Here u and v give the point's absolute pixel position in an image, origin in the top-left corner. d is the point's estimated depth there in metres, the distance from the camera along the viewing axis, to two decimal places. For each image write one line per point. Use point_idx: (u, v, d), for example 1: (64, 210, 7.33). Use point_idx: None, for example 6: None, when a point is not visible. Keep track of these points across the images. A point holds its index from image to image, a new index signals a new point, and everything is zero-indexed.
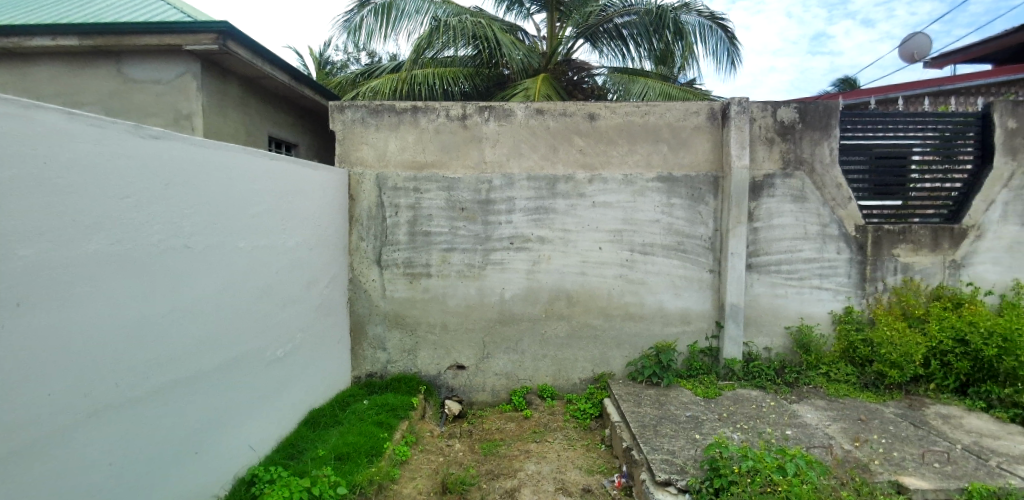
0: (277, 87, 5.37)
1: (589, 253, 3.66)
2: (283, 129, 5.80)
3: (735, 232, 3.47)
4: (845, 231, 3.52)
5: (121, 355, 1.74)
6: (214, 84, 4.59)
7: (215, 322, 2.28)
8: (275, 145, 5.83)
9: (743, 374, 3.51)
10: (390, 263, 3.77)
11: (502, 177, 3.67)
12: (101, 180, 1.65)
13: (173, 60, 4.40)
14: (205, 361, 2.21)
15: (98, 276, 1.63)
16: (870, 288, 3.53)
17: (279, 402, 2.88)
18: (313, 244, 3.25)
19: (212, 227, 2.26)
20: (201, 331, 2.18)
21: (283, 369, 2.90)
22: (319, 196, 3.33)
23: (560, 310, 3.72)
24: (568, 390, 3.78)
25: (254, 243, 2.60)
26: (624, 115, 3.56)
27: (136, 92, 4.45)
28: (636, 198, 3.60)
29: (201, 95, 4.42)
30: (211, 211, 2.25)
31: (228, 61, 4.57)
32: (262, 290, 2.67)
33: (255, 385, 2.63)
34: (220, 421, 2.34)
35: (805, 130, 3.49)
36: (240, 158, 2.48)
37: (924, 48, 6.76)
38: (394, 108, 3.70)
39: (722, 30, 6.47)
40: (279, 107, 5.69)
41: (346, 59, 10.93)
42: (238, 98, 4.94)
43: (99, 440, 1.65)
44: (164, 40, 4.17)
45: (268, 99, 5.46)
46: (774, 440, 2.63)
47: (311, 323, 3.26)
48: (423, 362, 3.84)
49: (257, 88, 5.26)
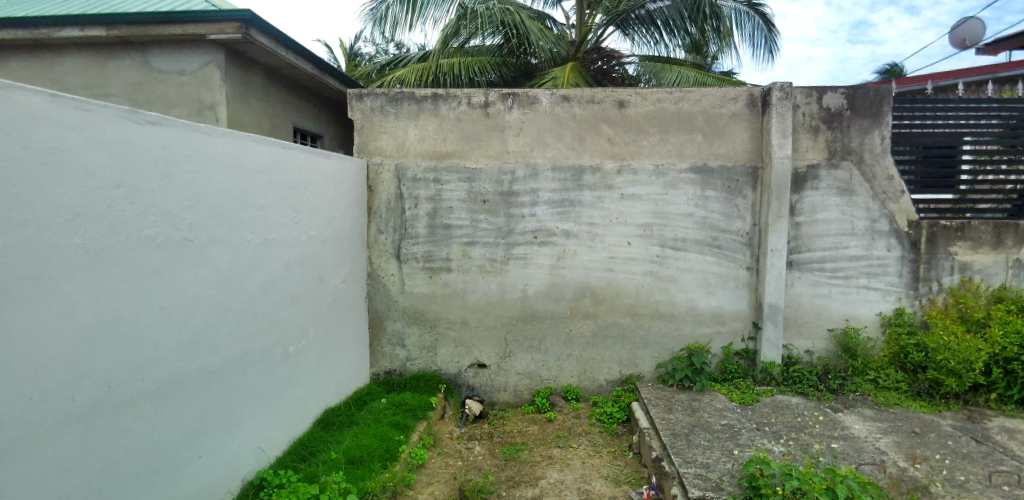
0: (301, 77, 5.29)
1: (617, 248, 3.47)
2: (307, 121, 5.75)
3: (774, 228, 3.24)
4: (896, 227, 3.25)
5: (117, 352, 1.66)
6: (238, 74, 4.54)
7: (219, 318, 2.20)
8: (300, 137, 5.78)
9: (782, 379, 3.28)
10: (408, 257, 3.65)
11: (526, 168, 3.51)
12: (89, 170, 1.54)
13: (196, 50, 4.36)
14: (208, 359, 2.13)
15: (83, 268, 1.53)
16: (923, 288, 3.26)
17: (289, 400, 2.79)
18: (325, 237, 3.15)
19: (214, 219, 2.16)
20: (203, 327, 2.09)
21: (292, 368, 2.81)
22: (332, 187, 3.22)
23: (586, 308, 3.54)
24: (593, 392, 3.61)
25: (260, 236, 2.50)
26: (655, 101, 3.36)
27: (161, 84, 4.43)
28: (668, 190, 3.40)
29: (223, 86, 4.36)
30: (212, 202, 2.15)
31: (251, 51, 4.50)
32: (268, 284, 2.58)
33: (262, 383, 2.54)
34: (224, 421, 2.25)
35: (853, 117, 3.23)
36: (247, 146, 2.38)
37: (978, 33, 6.34)
38: (414, 96, 3.57)
39: (758, 16, 6.17)
40: (303, 98, 5.63)
41: (375, 51, 10.95)
42: (261, 89, 4.88)
43: (95, 441, 1.58)
44: (186, 30, 4.12)
45: (292, 90, 5.40)
46: (823, 459, 2.38)
47: (325, 318, 3.16)
48: (443, 360, 3.71)
49: (281, 79, 5.19)
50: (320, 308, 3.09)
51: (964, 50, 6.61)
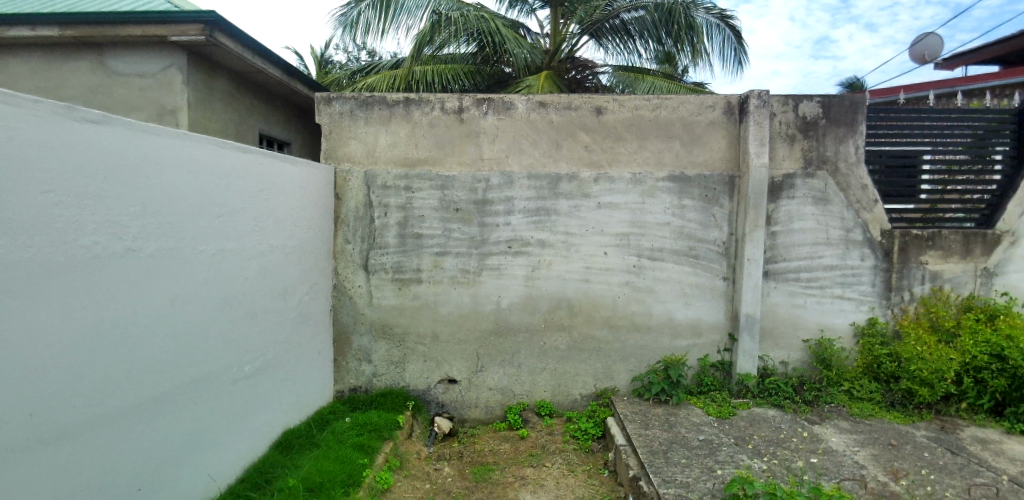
0: (269, 82, 5.06)
1: (593, 258, 3.39)
2: (275, 127, 5.49)
3: (752, 237, 3.20)
4: (870, 236, 3.25)
5: (102, 364, 1.70)
6: (202, 77, 4.30)
7: (196, 329, 2.20)
8: (266, 143, 5.52)
9: (758, 390, 3.24)
10: (377, 268, 3.50)
11: (500, 176, 3.39)
12: (24, 174, 1.39)
13: (156, 51, 4.11)
14: (187, 371, 2.16)
15: (10, 285, 1.36)
16: (896, 298, 3.27)
17: (273, 403, 2.86)
18: (290, 247, 2.97)
19: (164, 229, 1.99)
20: (183, 338, 2.12)
21: (262, 381, 2.74)
22: (298, 194, 3.05)
23: (561, 320, 3.44)
24: (568, 407, 3.51)
25: (216, 247, 2.32)
26: (633, 108, 3.29)
27: (119, 86, 4.17)
28: (645, 199, 3.33)
29: (185, 89, 4.11)
30: (163, 210, 1.98)
31: (216, 54, 4.27)
32: (225, 300, 2.40)
33: (236, 395, 2.52)
34: (202, 431, 2.27)
35: (829, 127, 3.23)
36: (204, 150, 2.22)
37: (935, 49, 6.55)
38: (385, 101, 3.42)
39: (729, 29, 6.22)
40: (272, 104, 5.39)
41: (344, 57, 10.71)
42: (226, 92, 4.64)
43: (83, 452, 1.63)
44: (144, 29, 3.88)
45: (259, 95, 5.16)
46: (808, 478, 2.29)
47: (288, 334, 2.97)
48: (412, 376, 3.57)
49: (249, 84, 4.96)
50: (282, 324, 2.91)
51: (923, 65, 6.82)
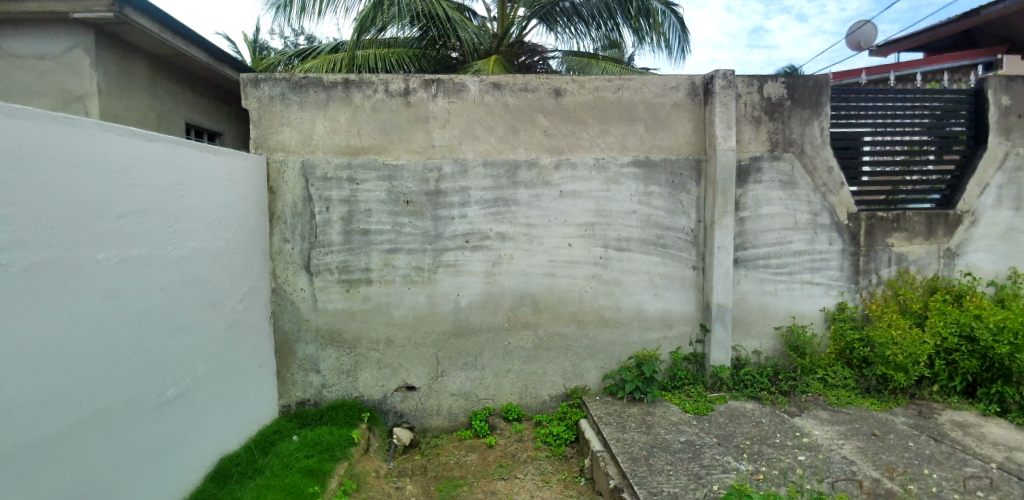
0: (194, 67, 4.55)
1: (558, 250, 3.16)
2: (202, 116, 4.97)
3: (721, 224, 3.05)
4: (837, 220, 3.16)
5: (57, 374, 1.62)
6: (114, 61, 3.80)
7: (149, 331, 2.07)
8: (195, 134, 5.00)
9: (733, 383, 3.11)
10: (321, 269, 3.16)
11: (454, 164, 3.11)
12: None
13: (57, 30, 3.57)
14: (146, 375, 2.05)
15: None
16: (864, 281, 3.21)
17: (237, 400, 2.76)
18: (216, 251, 2.56)
19: (47, 236, 1.59)
20: (138, 339, 2.01)
21: (222, 380, 2.61)
22: (223, 189, 2.63)
23: (525, 318, 3.20)
24: (537, 409, 3.28)
25: (121, 254, 1.91)
26: (594, 90, 3.08)
27: (16, 71, 3.62)
28: (610, 186, 3.12)
29: (95, 73, 3.61)
30: (51, 212, 1.60)
31: (129, 34, 3.77)
32: (145, 313, 2.05)
33: (201, 393, 2.43)
34: (170, 432, 2.22)
35: (794, 108, 3.10)
36: (104, 140, 1.85)
37: (869, 37, 6.60)
38: (321, 83, 3.07)
39: (673, 16, 6.08)
40: (197, 91, 4.88)
41: (284, 45, 10.10)
42: (147, 77, 4.13)
43: (49, 466, 1.58)
44: (42, 6, 3.37)
45: (182, 80, 4.64)
46: (807, 485, 2.10)
47: (221, 348, 2.61)
48: (365, 385, 3.25)
49: (169, 68, 4.45)
50: (214, 337, 2.54)
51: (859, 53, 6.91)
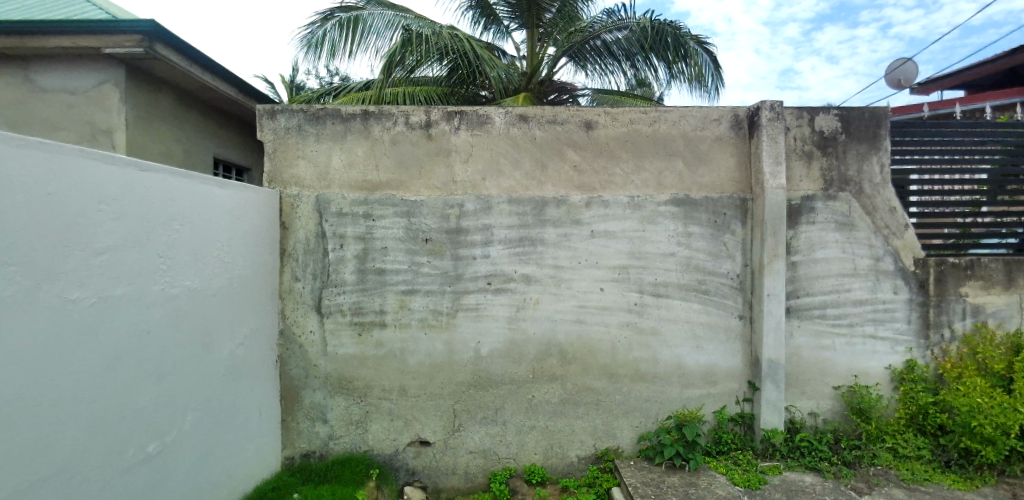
0: (223, 103, 4.54)
1: (588, 295, 2.89)
2: (231, 150, 4.94)
3: (771, 269, 2.74)
4: (902, 265, 2.83)
5: (37, 420, 1.47)
6: (144, 96, 3.76)
7: (143, 370, 1.92)
8: (222, 167, 4.96)
9: (788, 450, 2.73)
10: (332, 310, 2.94)
11: (476, 200, 2.90)
12: None
13: (89, 65, 3.56)
14: (137, 418, 1.89)
15: None
16: (935, 336, 2.85)
17: (240, 442, 2.58)
18: (213, 289, 2.35)
19: (21, 272, 1.43)
20: (130, 380, 1.86)
21: (223, 420, 2.43)
22: (225, 222, 2.45)
23: (552, 369, 2.91)
24: (563, 472, 2.94)
25: (99, 293, 1.71)
26: (628, 122, 2.86)
27: (45, 104, 3.60)
28: (646, 226, 2.86)
29: (123, 107, 3.56)
30: (35, 245, 1.47)
31: (159, 69, 3.73)
32: (140, 352, 1.90)
33: (199, 435, 2.26)
34: (164, 479, 2.04)
35: (849, 142, 2.83)
36: (100, 169, 1.73)
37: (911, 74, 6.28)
38: (339, 115, 2.93)
39: (708, 54, 5.82)
40: (226, 127, 4.86)
41: (318, 81, 10.34)
42: (174, 111, 4.09)
43: None
44: (75, 42, 3.36)
45: (210, 113, 4.62)
46: None
47: (220, 392, 2.41)
48: (375, 438, 2.97)
49: (198, 103, 4.43)
50: (212, 380, 2.36)
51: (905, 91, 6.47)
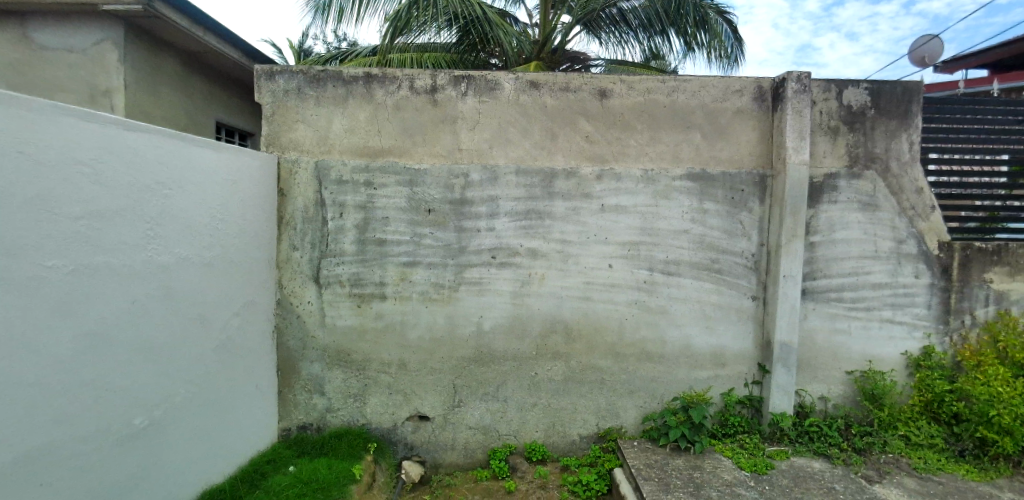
0: (226, 67, 4.38)
1: (595, 271, 2.78)
2: (235, 116, 4.79)
3: (788, 249, 2.62)
4: (925, 249, 2.70)
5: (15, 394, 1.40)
6: (146, 57, 3.61)
7: (130, 341, 1.84)
8: (226, 134, 4.82)
9: (796, 435, 2.65)
10: (331, 280, 2.85)
11: (482, 170, 2.77)
12: None
13: (86, 23, 3.39)
14: (124, 391, 1.83)
15: None
16: (954, 323, 2.74)
17: (235, 415, 2.53)
18: (206, 260, 2.26)
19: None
20: (116, 351, 1.78)
21: (217, 394, 2.37)
22: (219, 190, 2.33)
23: (556, 347, 2.83)
24: (563, 451, 2.88)
25: (80, 261, 1.62)
26: (645, 91, 2.71)
27: (40, 63, 3.45)
28: (659, 202, 2.74)
29: (123, 68, 3.41)
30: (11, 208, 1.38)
31: (159, 29, 3.57)
32: (126, 323, 1.82)
33: (191, 408, 2.21)
34: (154, 453, 1.99)
35: (878, 118, 2.67)
36: (81, 130, 1.62)
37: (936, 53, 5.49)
38: (340, 77, 2.78)
39: (727, 23, 5.61)
40: (232, 93, 4.71)
41: (326, 47, 10.07)
42: (177, 74, 3.94)
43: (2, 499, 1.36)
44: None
45: (216, 79, 4.46)
46: None
47: (214, 365, 2.34)
48: (374, 411, 2.91)
49: (202, 67, 4.27)
50: (206, 353, 2.28)
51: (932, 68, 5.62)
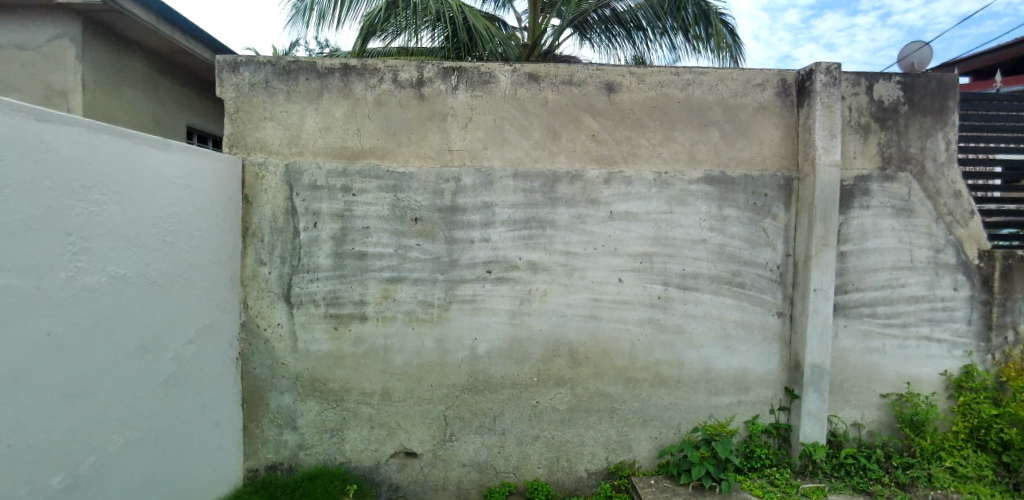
0: (197, 67, 3.99)
1: (603, 288, 2.48)
2: (206, 120, 4.40)
3: (819, 260, 2.35)
4: (964, 258, 2.45)
5: None
6: (105, 56, 3.20)
7: (88, 362, 1.59)
8: (200, 140, 4.42)
9: (831, 468, 2.37)
10: (304, 299, 2.50)
11: (475, 173, 2.45)
12: None
13: (35, 18, 2.99)
14: (79, 415, 1.56)
15: None
16: (996, 339, 2.47)
17: (186, 465, 2.11)
18: (147, 280, 1.86)
19: None
20: (74, 369, 1.53)
21: (165, 438, 1.99)
22: (167, 196, 1.96)
23: (560, 373, 2.51)
24: (569, 490, 2.55)
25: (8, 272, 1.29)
26: (657, 85, 2.44)
27: None
28: (673, 208, 2.45)
29: (72, 63, 3.03)
30: None
31: (120, 25, 3.17)
32: (84, 341, 1.57)
33: (134, 457, 1.82)
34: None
35: (911, 115, 2.44)
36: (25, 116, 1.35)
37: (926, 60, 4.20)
38: (314, 68, 2.45)
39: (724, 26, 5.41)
40: (203, 95, 4.32)
41: (307, 52, 9.69)
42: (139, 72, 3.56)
43: None
44: None
45: (185, 80, 4.07)
46: None
47: (164, 400, 1.97)
48: (353, 448, 2.55)
49: (172, 67, 3.91)
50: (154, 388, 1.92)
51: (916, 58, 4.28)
